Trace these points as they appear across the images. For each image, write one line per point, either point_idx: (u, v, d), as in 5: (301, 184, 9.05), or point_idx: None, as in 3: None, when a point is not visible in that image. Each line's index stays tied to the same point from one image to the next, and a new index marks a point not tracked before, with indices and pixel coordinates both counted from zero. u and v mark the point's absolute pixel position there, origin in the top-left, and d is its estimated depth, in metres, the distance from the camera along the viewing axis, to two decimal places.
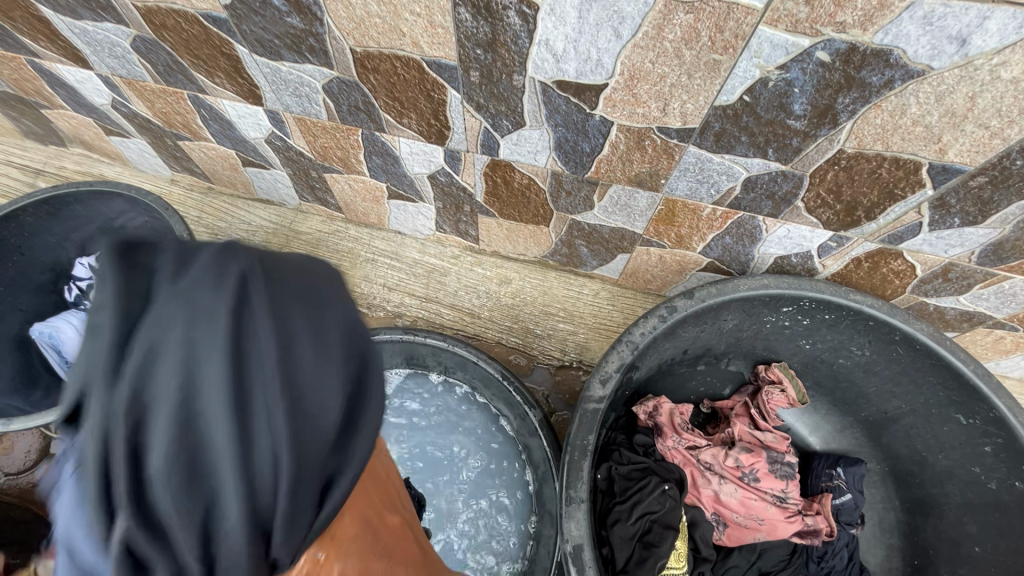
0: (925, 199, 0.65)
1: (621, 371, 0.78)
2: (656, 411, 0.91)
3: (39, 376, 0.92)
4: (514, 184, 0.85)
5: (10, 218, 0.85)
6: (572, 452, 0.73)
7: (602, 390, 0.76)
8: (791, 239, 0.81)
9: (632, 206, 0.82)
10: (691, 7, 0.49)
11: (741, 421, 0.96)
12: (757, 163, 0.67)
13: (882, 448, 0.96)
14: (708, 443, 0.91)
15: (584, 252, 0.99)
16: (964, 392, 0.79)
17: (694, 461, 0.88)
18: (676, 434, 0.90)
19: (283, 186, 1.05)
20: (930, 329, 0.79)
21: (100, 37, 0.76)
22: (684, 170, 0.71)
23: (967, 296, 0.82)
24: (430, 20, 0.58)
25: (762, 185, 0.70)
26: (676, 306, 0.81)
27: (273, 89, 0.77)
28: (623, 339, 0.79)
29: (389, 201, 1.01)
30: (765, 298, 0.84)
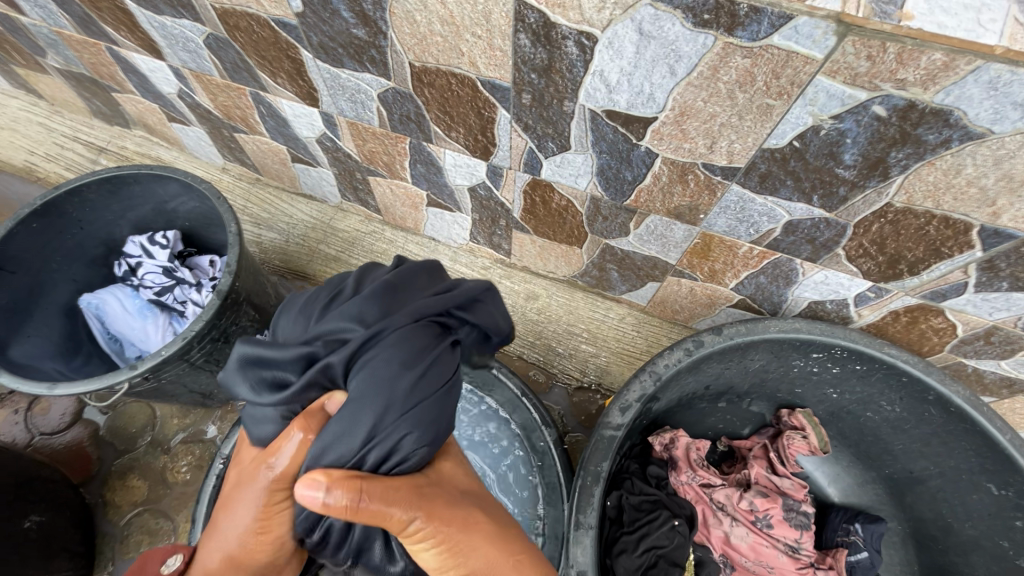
0: (973, 260, 0.63)
1: (642, 401, 0.77)
2: (672, 444, 0.90)
3: (82, 343, 0.97)
4: (552, 204, 0.86)
5: (75, 193, 0.89)
6: (585, 476, 0.73)
7: (621, 418, 0.76)
8: (828, 285, 0.79)
9: (668, 237, 0.82)
10: (749, 52, 0.49)
11: (759, 464, 0.94)
12: (800, 208, 0.66)
13: (904, 508, 0.93)
14: (722, 482, 0.90)
15: (613, 276, 1.00)
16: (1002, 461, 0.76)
17: (706, 499, 0.87)
18: (691, 470, 0.89)
19: (328, 183, 1.08)
20: (967, 393, 0.76)
21: (176, 32, 0.80)
22: (724, 207, 0.71)
23: (1011, 361, 0.79)
24: (490, 42, 0.59)
25: (803, 230, 0.70)
26: (703, 341, 0.80)
27: (330, 93, 0.80)
28: (646, 369, 0.79)
29: (427, 208, 1.03)
30: (794, 343, 0.83)
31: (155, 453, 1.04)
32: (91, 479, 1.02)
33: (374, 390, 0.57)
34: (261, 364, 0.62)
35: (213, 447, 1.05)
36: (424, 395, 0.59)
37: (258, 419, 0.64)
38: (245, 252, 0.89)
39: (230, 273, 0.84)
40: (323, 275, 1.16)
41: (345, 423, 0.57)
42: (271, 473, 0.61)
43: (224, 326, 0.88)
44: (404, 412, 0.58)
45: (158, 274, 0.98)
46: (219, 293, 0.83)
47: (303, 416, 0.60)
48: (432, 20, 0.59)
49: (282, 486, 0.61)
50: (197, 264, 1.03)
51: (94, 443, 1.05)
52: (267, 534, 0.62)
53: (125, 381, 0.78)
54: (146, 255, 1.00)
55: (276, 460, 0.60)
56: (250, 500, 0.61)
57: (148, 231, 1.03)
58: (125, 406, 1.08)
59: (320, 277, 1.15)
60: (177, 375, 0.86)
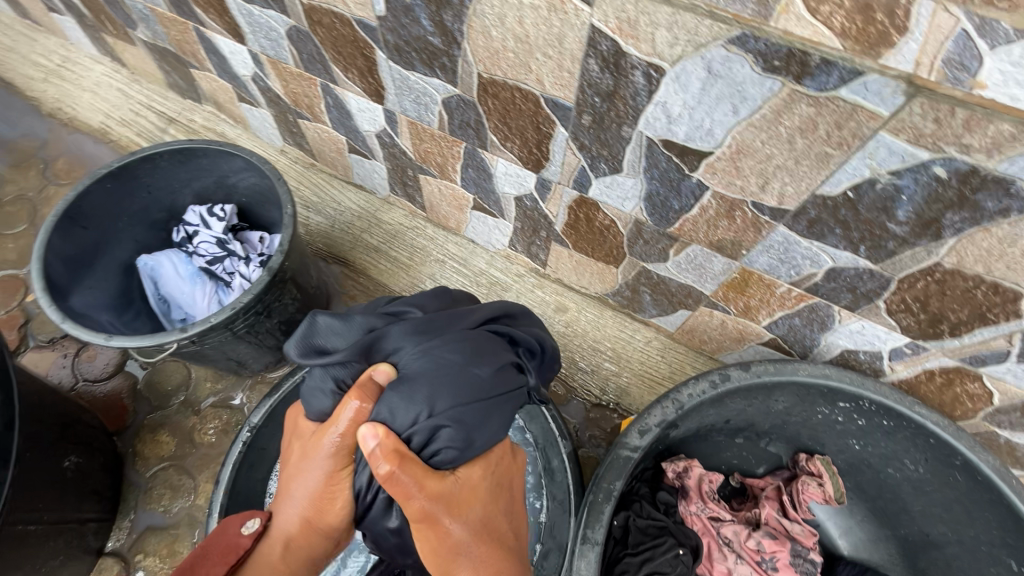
0: (1019, 330, 0.63)
1: (661, 427, 0.78)
2: (685, 473, 0.90)
3: (134, 300, 1.03)
4: (595, 222, 0.88)
5: (148, 160, 0.95)
6: (596, 493, 0.74)
7: (638, 440, 0.77)
8: (863, 335, 0.79)
9: (706, 268, 0.83)
10: (815, 101, 0.50)
11: (771, 504, 0.93)
12: (845, 257, 0.66)
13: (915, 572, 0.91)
14: (731, 518, 0.89)
15: (645, 299, 1.01)
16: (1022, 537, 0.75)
17: (713, 532, 0.87)
18: (701, 501, 0.89)
19: (379, 176, 1.12)
20: (996, 462, 0.75)
21: (262, 20, 0.85)
22: (767, 246, 0.72)
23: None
24: (559, 64, 0.62)
25: (845, 278, 0.70)
26: (730, 375, 0.81)
27: (396, 93, 0.83)
28: (669, 395, 0.80)
29: (472, 211, 1.06)
30: (822, 389, 0.83)
31: (186, 413, 1.09)
32: (125, 429, 1.08)
33: (430, 374, 0.64)
34: (331, 334, 0.69)
35: (240, 415, 1.10)
36: (474, 382, 0.66)
37: (315, 392, 0.67)
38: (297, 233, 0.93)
39: (282, 252, 0.88)
40: (362, 263, 1.20)
41: (399, 401, 0.62)
42: (333, 440, 0.64)
43: (268, 302, 0.92)
44: (455, 401, 0.64)
45: (212, 244, 1.03)
46: (269, 270, 0.87)
47: (357, 389, 0.64)
48: (507, 37, 0.62)
49: (343, 456, 0.64)
50: (247, 239, 1.08)
51: (131, 395, 1.11)
52: (333, 499, 0.66)
53: (174, 341, 0.83)
54: (202, 225, 1.05)
55: (335, 430, 0.64)
56: (315, 470, 0.65)
57: (207, 203, 1.09)
58: (164, 364, 1.14)
59: (359, 264, 1.20)
60: (219, 342, 0.90)
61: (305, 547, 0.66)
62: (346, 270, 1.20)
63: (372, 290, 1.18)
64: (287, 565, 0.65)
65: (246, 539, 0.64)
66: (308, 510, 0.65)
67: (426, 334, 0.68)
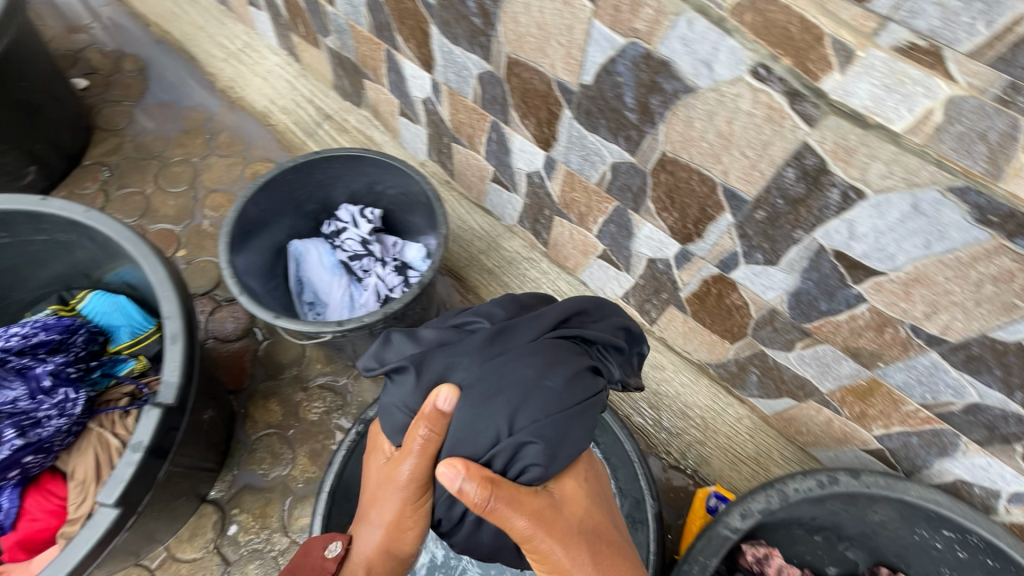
0: None
1: (763, 514, 0.80)
2: (765, 559, 0.92)
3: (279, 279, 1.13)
4: (725, 299, 0.91)
5: (324, 159, 1.05)
6: (691, 563, 0.76)
7: (739, 522, 0.79)
8: (985, 472, 0.79)
9: (832, 368, 0.84)
10: (1020, 257, 0.53)
11: None
12: (996, 397, 0.68)
13: None
14: None
15: (751, 378, 1.02)
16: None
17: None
18: None
19: (512, 207, 1.19)
20: None
21: (458, 60, 0.94)
22: (911, 369, 0.74)
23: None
24: (753, 164, 0.66)
25: (986, 415, 0.72)
26: (838, 479, 0.82)
27: (567, 146, 0.90)
28: (775, 485, 0.81)
29: (595, 258, 1.11)
30: (929, 514, 0.82)
31: (295, 387, 1.18)
32: (241, 390, 1.18)
33: (502, 394, 0.68)
34: (432, 373, 0.73)
35: (341, 400, 1.18)
36: (549, 399, 0.67)
37: (394, 417, 0.75)
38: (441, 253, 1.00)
39: (433, 271, 0.95)
40: (474, 282, 1.29)
41: (482, 420, 0.67)
42: (404, 472, 0.71)
43: (408, 311, 0.99)
44: (535, 419, 0.67)
45: (357, 243, 1.13)
46: (420, 284, 0.95)
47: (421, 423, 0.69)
48: (708, 130, 0.67)
49: (424, 485, 0.72)
50: (384, 242, 1.18)
51: (251, 359, 1.21)
52: (407, 526, 0.73)
53: (327, 332, 0.92)
54: (351, 223, 1.15)
55: (404, 467, 0.70)
56: (389, 504, 0.72)
57: (355, 202, 1.19)
58: (283, 337, 1.24)
59: (472, 283, 1.29)
60: (358, 337, 0.98)
61: (382, 573, 0.73)
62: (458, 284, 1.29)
63: None
64: None
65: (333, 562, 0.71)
66: (388, 538, 0.73)
67: (491, 351, 0.72)
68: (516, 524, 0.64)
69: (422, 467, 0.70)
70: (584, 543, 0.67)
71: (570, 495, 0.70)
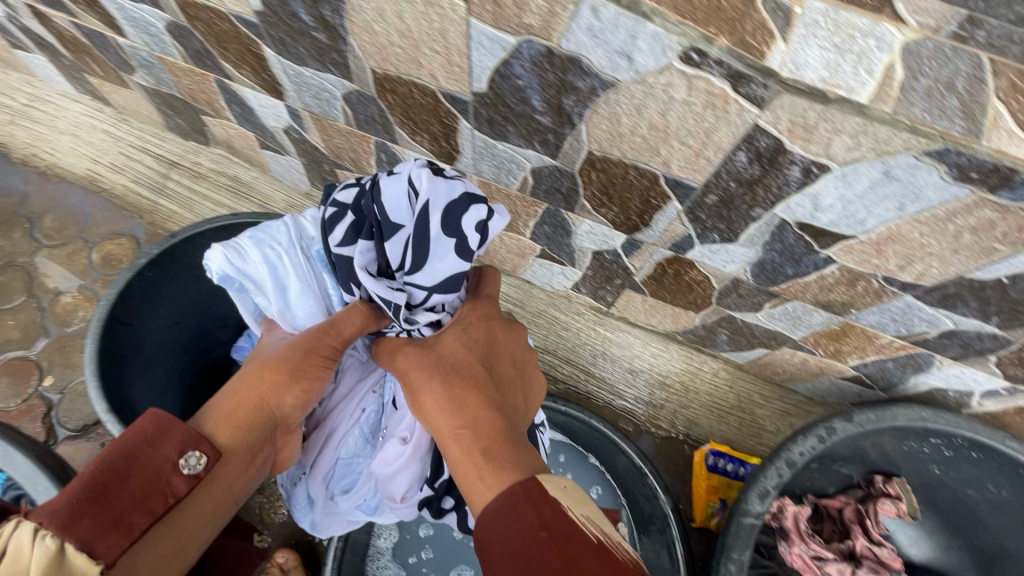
0: (901, 307, 0.68)
1: (779, 489, 0.77)
2: (781, 513, 0.89)
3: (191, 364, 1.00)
4: (515, 210, 0.86)
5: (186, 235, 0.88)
6: (726, 564, 0.73)
7: (761, 505, 0.75)
8: (782, 316, 0.83)
9: (613, 244, 0.84)
10: (689, 91, 0.50)
11: (858, 532, 0.93)
12: (730, 266, 0.76)
13: (950, 532, 0.95)
14: (833, 555, 0.88)
15: (577, 278, 1.01)
16: (872, 472, 0.96)
17: (817, 570, 0.86)
18: (803, 542, 0.87)
19: (296, 170, 1.07)
20: (908, 414, 0.81)
21: (137, 15, 0.78)
22: (706, 246, 0.73)
23: (943, 376, 0.80)
24: (447, 58, 0.59)
25: (729, 279, 0.79)
26: (835, 429, 0.80)
27: (294, 89, 0.79)
28: (781, 455, 0.78)
29: (394, 203, 1.03)
30: (892, 428, 0.83)
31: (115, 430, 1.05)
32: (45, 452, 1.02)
33: None
34: None
35: None
36: None
37: None
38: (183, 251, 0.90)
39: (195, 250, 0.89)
40: None
41: None
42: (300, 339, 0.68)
43: None
44: None
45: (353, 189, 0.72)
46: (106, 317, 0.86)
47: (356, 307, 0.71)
48: (391, 33, 0.59)
49: (262, 404, 0.63)
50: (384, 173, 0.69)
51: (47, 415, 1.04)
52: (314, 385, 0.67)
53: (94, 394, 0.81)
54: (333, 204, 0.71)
55: (328, 343, 0.68)
56: (307, 379, 0.66)
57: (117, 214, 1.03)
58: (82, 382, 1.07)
59: None
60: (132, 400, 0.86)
61: (232, 463, 0.59)
62: None
63: None
64: (222, 482, 0.58)
65: (180, 481, 0.54)
66: (281, 403, 0.64)
67: None
68: (431, 399, 0.62)
69: (305, 381, 0.66)
70: (434, 368, 0.64)
71: (461, 352, 0.65)
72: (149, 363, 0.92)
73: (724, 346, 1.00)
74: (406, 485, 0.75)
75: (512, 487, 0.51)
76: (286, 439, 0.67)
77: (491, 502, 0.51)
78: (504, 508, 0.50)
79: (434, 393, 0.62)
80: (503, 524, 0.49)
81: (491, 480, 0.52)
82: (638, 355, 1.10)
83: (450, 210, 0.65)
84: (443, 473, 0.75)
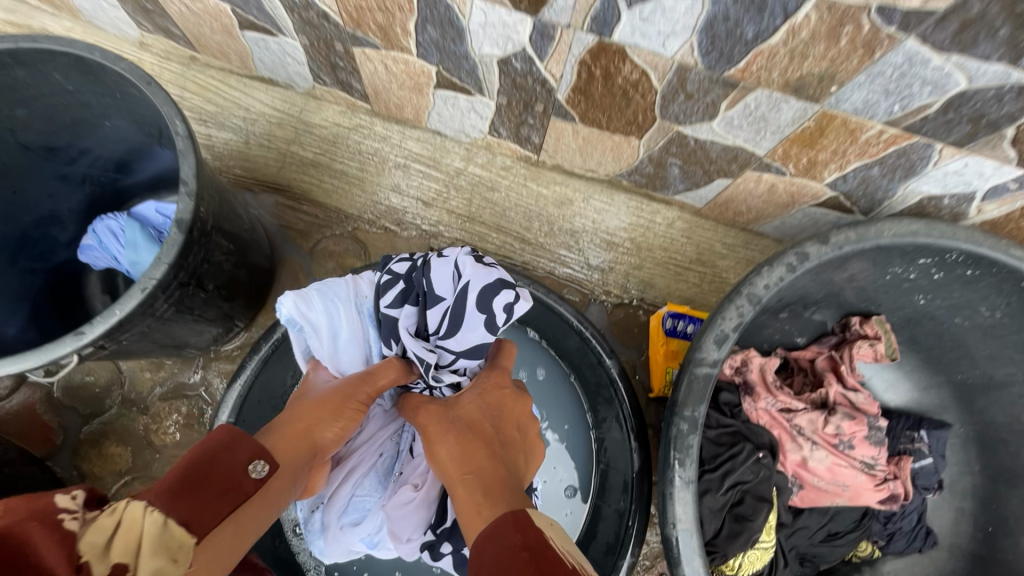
0: (900, 65, 0.49)
1: (740, 331, 0.63)
2: (745, 366, 0.78)
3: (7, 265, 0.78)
4: (384, 8, 0.63)
5: None
6: (678, 423, 0.61)
7: (718, 353, 0.62)
8: (743, 121, 0.64)
9: (518, 41, 0.62)
10: None
11: (832, 379, 0.82)
12: (671, 44, 0.55)
13: (932, 371, 0.85)
14: (802, 406, 0.78)
15: (492, 115, 0.80)
16: (847, 316, 0.86)
17: (785, 424, 0.75)
18: (770, 395, 0.76)
19: (108, 4, 0.80)
20: (896, 230, 0.65)
21: None
22: (634, 12, 0.52)
23: (939, 176, 0.64)
24: None
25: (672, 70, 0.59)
26: (807, 254, 0.65)
27: None
28: (742, 292, 0.63)
29: (243, 34, 0.78)
30: (874, 250, 0.68)
31: None
32: None
33: None
34: None
35: None
36: None
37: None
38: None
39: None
40: (301, 186, 0.95)
41: None
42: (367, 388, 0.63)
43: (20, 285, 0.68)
44: None
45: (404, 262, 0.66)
46: None
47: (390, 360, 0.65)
48: None
49: (309, 434, 0.59)
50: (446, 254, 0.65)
51: None
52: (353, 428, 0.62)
53: None
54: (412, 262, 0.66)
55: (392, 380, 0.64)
56: (347, 419, 0.62)
57: None
58: None
59: (298, 188, 0.95)
60: None
61: (284, 480, 0.54)
62: (282, 199, 0.96)
63: (321, 216, 0.96)
64: (271, 498, 0.53)
65: (251, 483, 0.50)
66: (327, 442, 0.60)
67: None
68: (440, 453, 0.58)
69: (345, 422, 0.62)
70: (461, 431, 0.59)
71: (479, 417, 0.61)
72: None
73: (677, 183, 0.82)
74: (411, 528, 0.66)
75: (502, 515, 0.48)
76: (319, 474, 0.62)
77: (485, 531, 0.47)
78: (504, 540, 0.45)
79: (449, 447, 0.57)
80: (492, 558, 0.45)
81: (491, 520, 0.48)
82: (580, 212, 0.93)
83: (487, 292, 0.61)
84: (449, 514, 0.67)
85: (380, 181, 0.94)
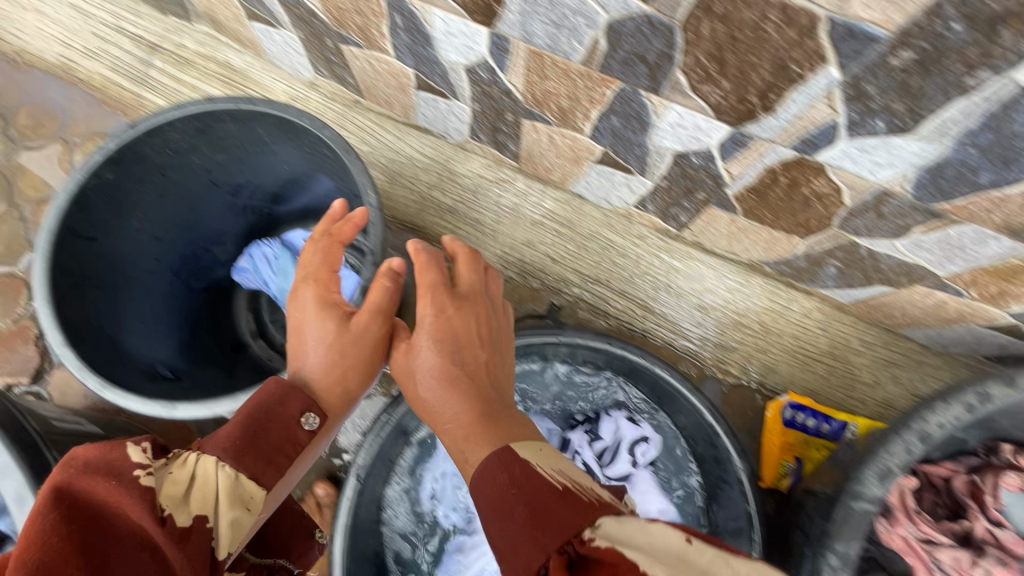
0: None
1: (905, 469, 0.60)
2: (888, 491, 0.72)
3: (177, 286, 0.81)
4: (574, 96, 0.64)
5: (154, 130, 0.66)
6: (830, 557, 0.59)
7: (879, 489, 0.59)
8: (934, 245, 0.61)
9: (706, 142, 0.62)
10: None
11: (977, 510, 0.76)
12: (883, 172, 0.53)
13: None
14: (946, 539, 0.73)
15: (645, 192, 0.80)
16: (996, 441, 0.78)
17: (924, 556, 0.72)
18: (911, 523, 0.72)
19: (295, 52, 0.86)
20: None
21: None
22: (856, 142, 0.51)
23: None
24: None
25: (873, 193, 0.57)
26: (992, 395, 0.60)
27: None
28: (912, 428, 0.60)
29: (416, 92, 0.81)
30: None
31: None
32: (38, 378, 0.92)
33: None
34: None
35: None
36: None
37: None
38: (150, 151, 0.68)
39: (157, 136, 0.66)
40: (436, 230, 0.97)
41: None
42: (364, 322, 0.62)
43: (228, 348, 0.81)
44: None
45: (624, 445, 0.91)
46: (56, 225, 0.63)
47: (382, 274, 0.64)
48: None
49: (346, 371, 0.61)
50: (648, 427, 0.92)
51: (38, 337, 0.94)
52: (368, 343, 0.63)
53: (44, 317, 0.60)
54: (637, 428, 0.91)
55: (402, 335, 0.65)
56: (372, 360, 0.63)
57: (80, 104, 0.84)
58: None
59: (432, 231, 0.97)
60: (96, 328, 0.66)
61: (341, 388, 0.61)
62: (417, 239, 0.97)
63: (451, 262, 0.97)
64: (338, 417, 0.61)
65: (305, 434, 0.57)
66: (348, 387, 0.62)
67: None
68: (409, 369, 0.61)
69: (361, 376, 0.62)
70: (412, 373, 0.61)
71: (432, 361, 0.60)
72: (124, 287, 0.74)
73: (828, 281, 0.79)
74: None
75: (489, 456, 0.52)
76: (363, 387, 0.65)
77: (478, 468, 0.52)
78: (462, 434, 0.55)
79: (420, 360, 0.61)
80: (485, 481, 0.50)
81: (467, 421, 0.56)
82: (710, 289, 0.91)
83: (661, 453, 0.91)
84: None
85: (512, 234, 0.95)
